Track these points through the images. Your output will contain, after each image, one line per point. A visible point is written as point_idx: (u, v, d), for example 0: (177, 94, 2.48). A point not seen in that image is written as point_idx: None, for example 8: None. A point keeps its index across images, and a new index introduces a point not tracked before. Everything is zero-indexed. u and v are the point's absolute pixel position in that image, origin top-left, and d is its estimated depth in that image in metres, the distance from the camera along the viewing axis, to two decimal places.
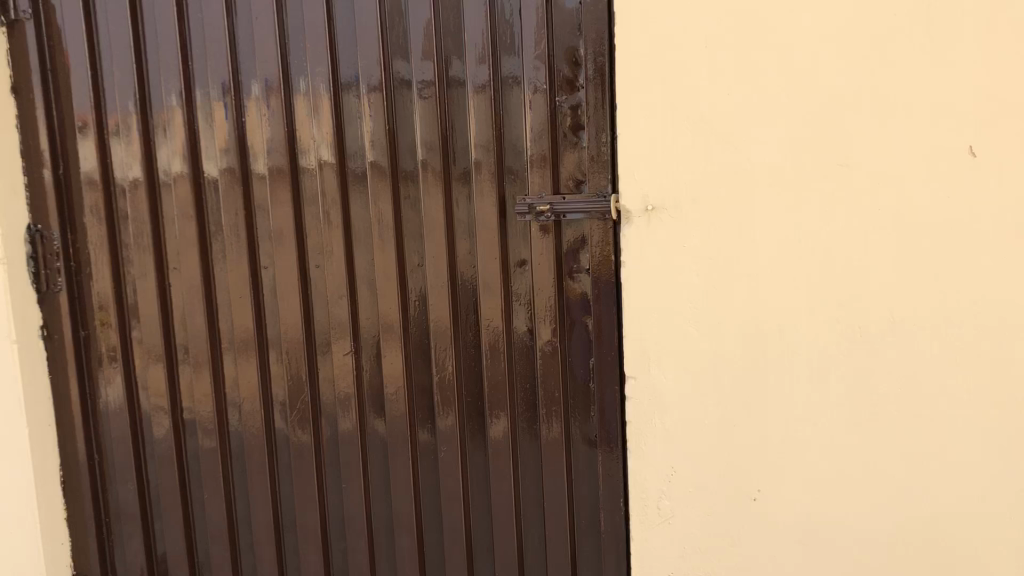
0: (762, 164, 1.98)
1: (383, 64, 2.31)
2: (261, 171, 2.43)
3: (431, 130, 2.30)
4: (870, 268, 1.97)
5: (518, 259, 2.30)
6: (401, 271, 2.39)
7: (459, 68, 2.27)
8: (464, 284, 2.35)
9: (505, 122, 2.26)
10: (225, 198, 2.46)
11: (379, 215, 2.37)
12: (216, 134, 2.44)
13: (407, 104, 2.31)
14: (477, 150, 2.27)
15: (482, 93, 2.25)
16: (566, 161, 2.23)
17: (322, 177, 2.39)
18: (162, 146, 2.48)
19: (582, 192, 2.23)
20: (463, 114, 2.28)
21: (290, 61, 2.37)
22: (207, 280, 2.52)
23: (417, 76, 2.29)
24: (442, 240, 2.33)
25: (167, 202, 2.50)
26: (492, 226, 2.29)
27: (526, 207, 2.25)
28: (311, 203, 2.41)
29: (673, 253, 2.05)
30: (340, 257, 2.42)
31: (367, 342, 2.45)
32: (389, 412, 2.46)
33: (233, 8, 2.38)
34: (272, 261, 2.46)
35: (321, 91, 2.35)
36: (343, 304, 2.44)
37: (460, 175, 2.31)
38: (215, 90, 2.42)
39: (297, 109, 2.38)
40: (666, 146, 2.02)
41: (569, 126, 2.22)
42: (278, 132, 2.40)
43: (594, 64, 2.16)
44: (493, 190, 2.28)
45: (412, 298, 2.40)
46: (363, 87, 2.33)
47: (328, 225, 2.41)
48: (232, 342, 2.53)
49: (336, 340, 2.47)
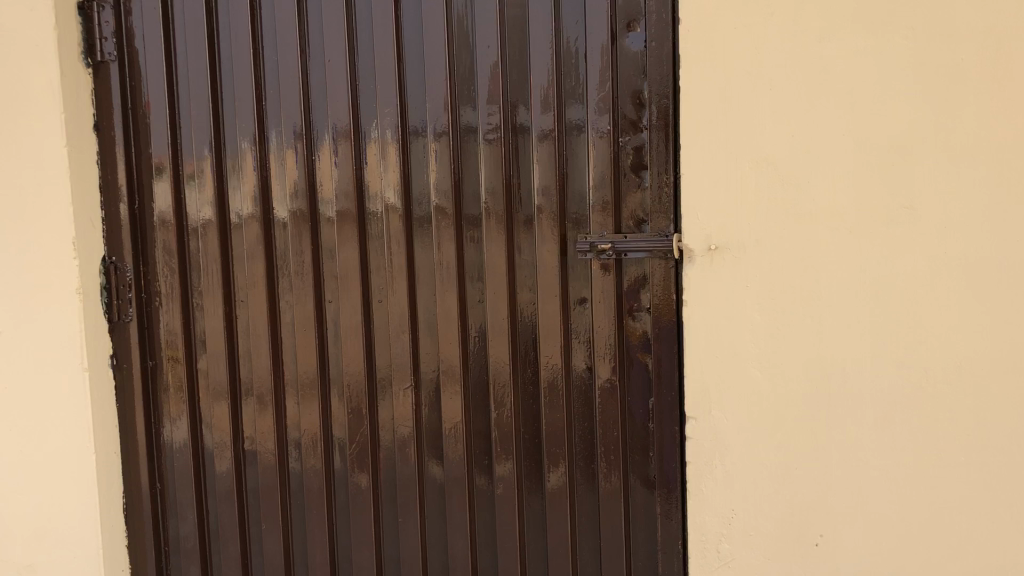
0: (827, 205, 1.98)
1: (451, 110, 2.37)
2: (329, 212, 2.49)
3: (496, 173, 2.35)
4: (937, 311, 1.94)
5: (578, 298, 2.31)
6: (463, 311, 2.42)
7: (524, 115, 2.31)
8: (525, 324, 2.37)
9: (568, 166, 2.29)
10: (293, 238, 2.52)
11: (443, 255, 2.41)
12: (287, 177, 2.52)
13: (473, 149, 2.36)
14: (540, 195, 2.31)
15: (546, 139, 2.29)
16: (628, 201, 2.26)
17: (388, 220, 2.45)
18: (234, 186, 2.56)
19: (644, 231, 2.25)
20: (527, 159, 2.32)
21: (361, 108, 2.45)
22: (273, 316, 2.57)
23: (483, 123, 2.34)
24: (504, 279, 2.35)
25: (237, 240, 2.57)
26: (553, 267, 2.31)
27: (587, 244, 2.27)
28: (376, 244, 2.47)
29: (734, 293, 2.05)
30: (403, 296, 2.45)
31: (429, 381, 2.47)
32: (447, 452, 2.48)
33: (308, 57, 2.47)
34: (336, 299, 2.51)
35: (388, 137, 2.43)
36: (405, 343, 2.47)
37: (523, 221, 2.34)
38: (287, 135, 2.51)
39: (366, 154, 2.45)
40: (728, 185, 2.04)
41: (631, 165, 2.24)
42: (347, 175, 2.47)
43: (658, 105, 2.20)
44: (554, 231, 2.30)
45: (472, 336, 2.43)
46: (430, 134, 2.39)
47: (392, 263, 2.45)
48: (295, 380, 2.57)
49: (396, 379, 2.49)
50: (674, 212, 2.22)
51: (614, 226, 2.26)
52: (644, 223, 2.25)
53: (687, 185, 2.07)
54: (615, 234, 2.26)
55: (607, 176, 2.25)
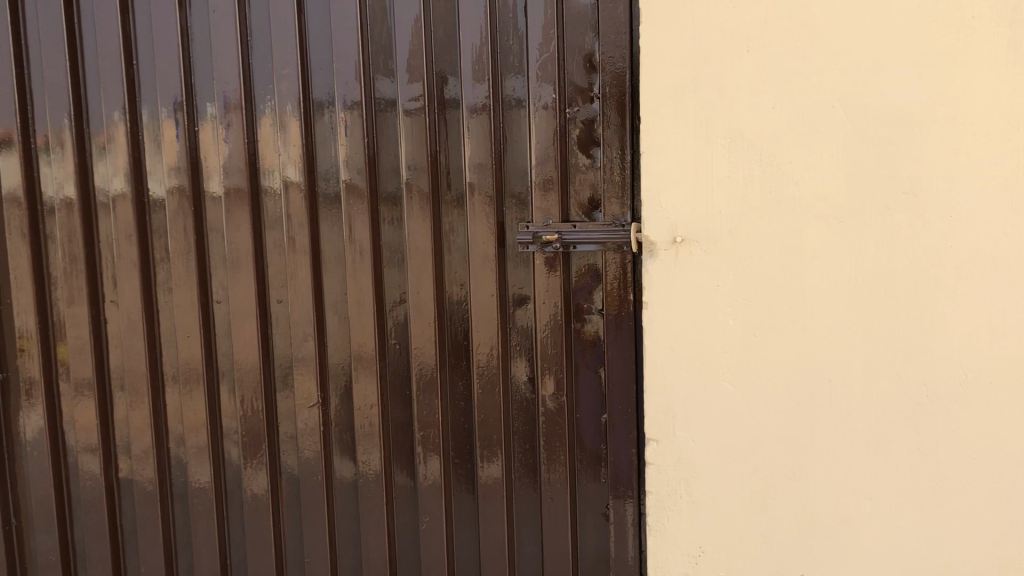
0: (815, 190, 1.68)
1: (362, 80, 1.98)
2: (216, 193, 2.08)
3: (418, 153, 1.97)
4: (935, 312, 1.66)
5: (518, 295, 1.97)
6: (377, 302, 2.03)
7: (453, 89, 1.96)
8: (455, 314, 2.02)
9: (504, 144, 1.94)
10: (173, 220, 2.10)
11: (354, 237, 2.02)
12: (164, 153, 2.09)
13: (391, 126, 1.99)
14: (471, 170, 1.94)
15: (478, 114, 1.93)
16: (577, 182, 1.91)
17: (288, 198, 2.04)
18: (100, 161, 2.12)
19: (596, 220, 1.91)
20: (456, 139, 1.97)
21: (255, 76, 2.04)
22: (150, 309, 2.15)
23: (402, 94, 1.96)
24: (429, 275, 1.98)
25: (105, 223, 2.13)
26: (489, 259, 1.95)
27: (530, 235, 1.91)
28: (271, 225, 2.07)
29: (704, 294, 1.74)
30: (307, 288, 2.06)
31: (338, 372, 2.09)
32: (360, 454, 2.09)
33: (189, 15, 2.05)
34: (225, 290, 2.10)
35: (288, 111, 2.02)
36: (308, 340, 2.07)
37: (453, 198, 1.98)
38: (164, 109, 2.08)
39: (261, 132, 2.04)
40: (699, 167, 1.72)
41: (580, 140, 1.90)
42: (238, 155, 2.05)
43: (612, 70, 1.86)
44: (488, 207, 1.94)
45: (391, 336, 2.06)
46: (338, 108, 2.00)
47: (293, 250, 2.05)
48: (177, 374, 2.15)
49: (299, 378, 2.09)
50: (631, 197, 1.88)
51: (562, 215, 1.92)
52: (598, 209, 1.91)
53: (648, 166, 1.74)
54: (562, 224, 1.91)
55: (551, 155, 1.90)
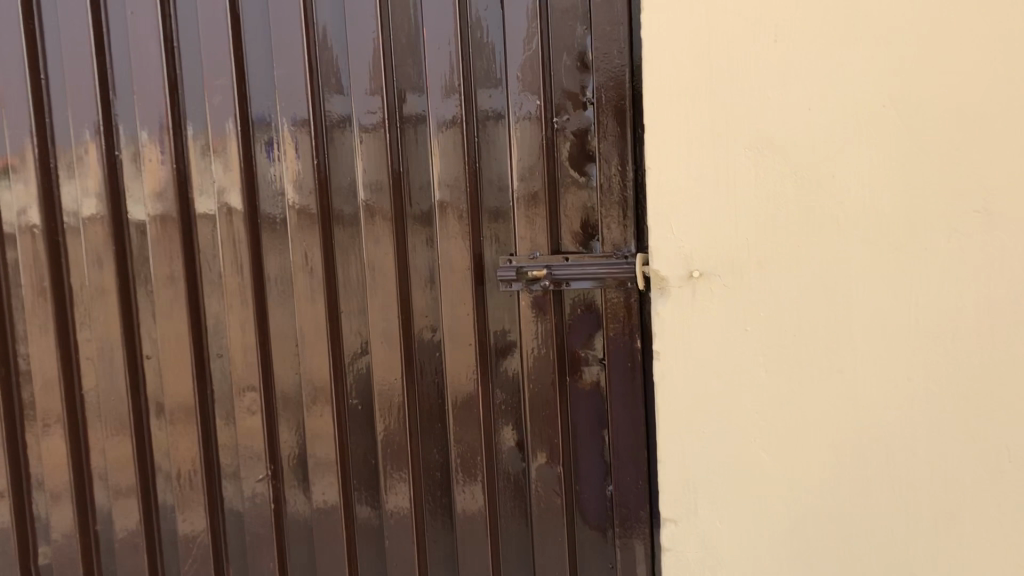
0: (862, 212, 1.36)
1: (310, 94, 1.66)
2: (139, 220, 1.76)
3: (379, 178, 1.65)
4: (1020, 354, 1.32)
5: (502, 342, 1.63)
6: (332, 341, 1.70)
7: (418, 104, 1.64)
8: (424, 350, 1.68)
9: (479, 164, 1.62)
10: (88, 254, 1.78)
11: (304, 268, 1.69)
12: (76, 178, 1.77)
13: (347, 149, 1.67)
14: (441, 189, 1.62)
15: (446, 128, 1.61)
16: (568, 205, 1.58)
17: (223, 225, 1.72)
18: (5, 185, 1.80)
19: (593, 251, 1.58)
20: (424, 162, 1.64)
21: (184, 92, 1.73)
22: (64, 351, 1.82)
23: (357, 109, 1.65)
24: (396, 319, 1.66)
25: (14, 257, 1.81)
26: (467, 301, 1.62)
27: (514, 273, 1.56)
28: (203, 256, 1.75)
29: (728, 340, 1.43)
30: (249, 329, 1.73)
31: (287, 398, 1.75)
32: (315, 483, 1.74)
33: (105, 24, 1.74)
34: (153, 325, 1.78)
35: (224, 135, 1.70)
36: (251, 385, 1.74)
37: (420, 214, 1.65)
38: (75, 127, 1.77)
39: (198, 161, 1.73)
40: (717, 189, 1.41)
41: (572, 156, 1.57)
42: (167, 186, 1.73)
43: (608, 70, 1.52)
44: (462, 232, 1.62)
45: (352, 381, 1.72)
46: (282, 128, 1.68)
47: (232, 287, 1.73)
48: (99, 416, 1.83)
49: (240, 414, 1.75)
50: (632, 221, 1.54)
51: (552, 247, 1.59)
52: (595, 238, 1.58)
53: (654, 189, 1.44)
54: (551, 259, 1.57)
55: (535, 175, 1.57)
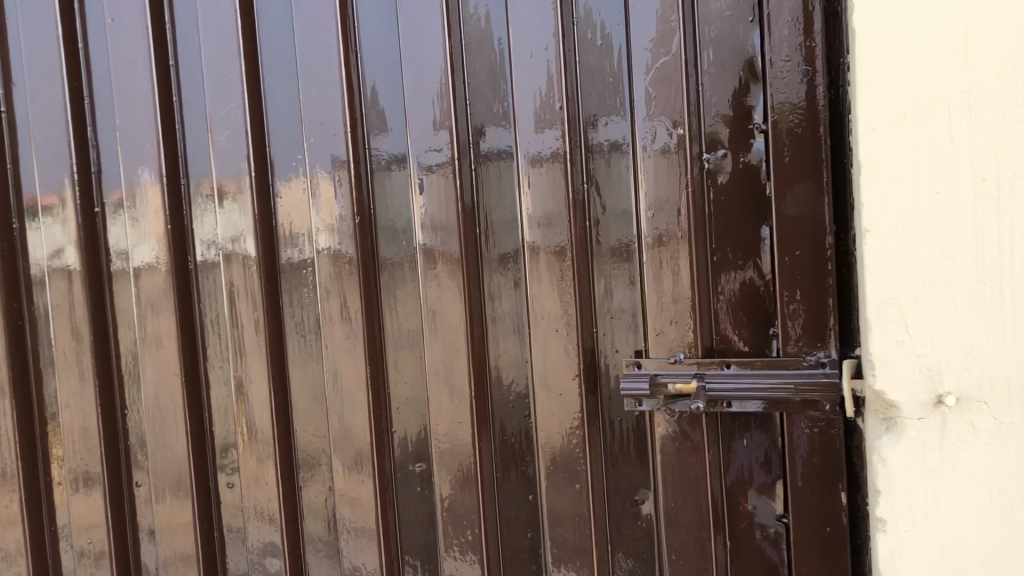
0: (987, 300, 0.88)
1: (349, 129, 1.21)
2: (160, 267, 1.36)
3: (446, 240, 1.17)
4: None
5: (626, 473, 1.12)
6: (378, 439, 1.23)
7: (499, 140, 1.16)
8: (509, 467, 1.18)
9: (592, 221, 1.10)
10: (60, 313, 1.43)
11: (342, 352, 1.24)
12: (50, 223, 1.43)
13: (402, 202, 1.22)
14: (535, 246, 1.12)
15: (538, 170, 1.11)
16: (732, 284, 1.04)
17: (229, 276, 1.32)
18: (35, 228, 1.45)
19: (772, 353, 1.02)
20: (513, 219, 1.16)
21: (185, 116, 1.35)
22: (37, 427, 1.49)
23: (415, 149, 1.18)
24: (471, 432, 1.17)
25: (42, 306, 1.46)
26: (574, 406, 1.12)
27: (647, 389, 1.04)
28: (215, 323, 1.35)
29: (1003, 510, 0.89)
30: (263, 408, 1.31)
31: (313, 463, 1.30)
32: (348, 555, 1.27)
33: (97, 45, 1.40)
34: (163, 399, 1.38)
35: (238, 184, 1.30)
36: (270, 488, 1.32)
37: (499, 268, 1.17)
38: (47, 161, 1.42)
39: (208, 215, 1.34)
40: (981, 265, 0.88)
41: (733, 209, 1.03)
42: (169, 246, 1.35)
43: (792, 80, 0.97)
44: (564, 312, 1.10)
45: (401, 452, 1.24)
46: (312, 173, 1.24)
47: (251, 370, 1.31)
48: (72, 509, 1.47)
49: (253, 504, 1.34)
50: (834, 314, 0.98)
51: (705, 347, 1.04)
52: (774, 336, 1.02)
53: (868, 266, 0.92)
54: (704, 368, 1.03)
55: (680, 240, 1.04)
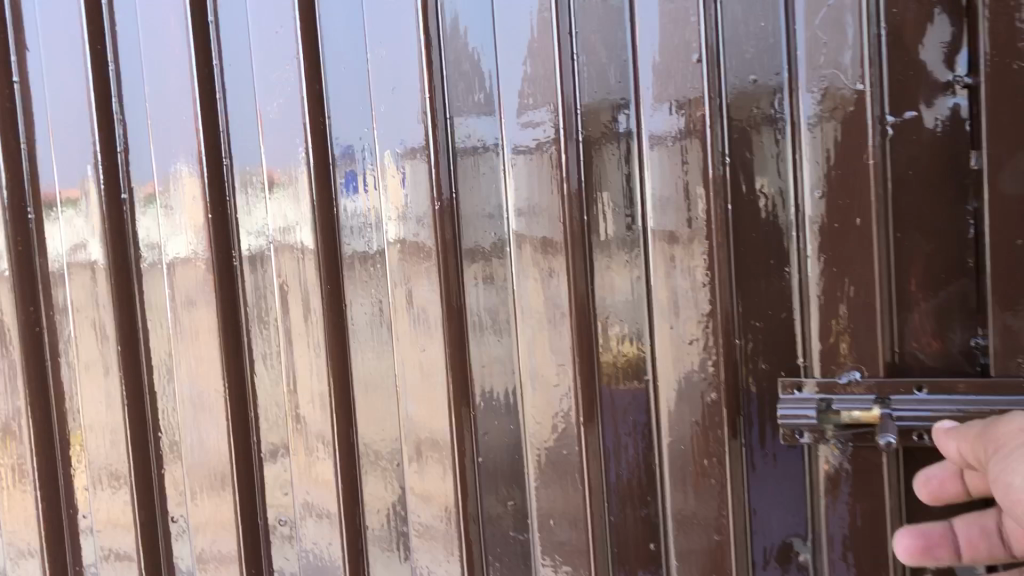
0: None
1: (427, 104, 1.00)
2: (197, 260, 1.15)
3: (545, 233, 0.95)
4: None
5: (774, 514, 0.90)
6: (462, 467, 1.02)
7: (624, 120, 0.93)
8: (625, 507, 0.97)
9: (736, 208, 0.89)
10: (84, 311, 1.24)
11: (418, 369, 1.03)
12: (69, 206, 1.24)
13: (491, 194, 0.99)
14: (663, 235, 0.90)
15: (661, 147, 0.90)
16: (922, 285, 0.82)
17: (279, 267, 1.11)
18: (54, 217, 1.25)
19: (975, 370, 0.81)
20: (634, 212, 0.93)
21: (224, 83, 1.14)
22: (64, 437, 1.30)
23: (507, 126, 0.97)
24: (579, 459, 0.96)
25: (61, 306, 1.26)
26: (711, 430, 0.90)
27: (816, 420, 0.82)
28: (265, 327, 1.14)
29: None
30: (323, 422, 1.11)
31: (382, 492, 1.09)
32: None
33: (124, 7, 1.19)
34: (206, 414, 1.18)
35: (295, 174, 1.09)
36: (332, 521, 1.12)
37: (613, 263, 0.94)
38: (69, 138, 1.23)
39: (257, 205, 1.13)
40: None
41: (927, 187, 0.81)
42: (211, 241, 1.14)
43: (1014, 18, 0.75)
44: (701, 316, 0.89)
45: (492, 483, 1.02)
46: (382, 158, 1.04)
47: (307, 382, 1.11)
48: (103, 531, 1.28)
49: (311, 531, 1.13)
50: None
51: (887, 364, 0.83)
52: (979, 348, 0.81)
53: None
54: (890, 391, 0.81)
55: (857, 231, 0.82)
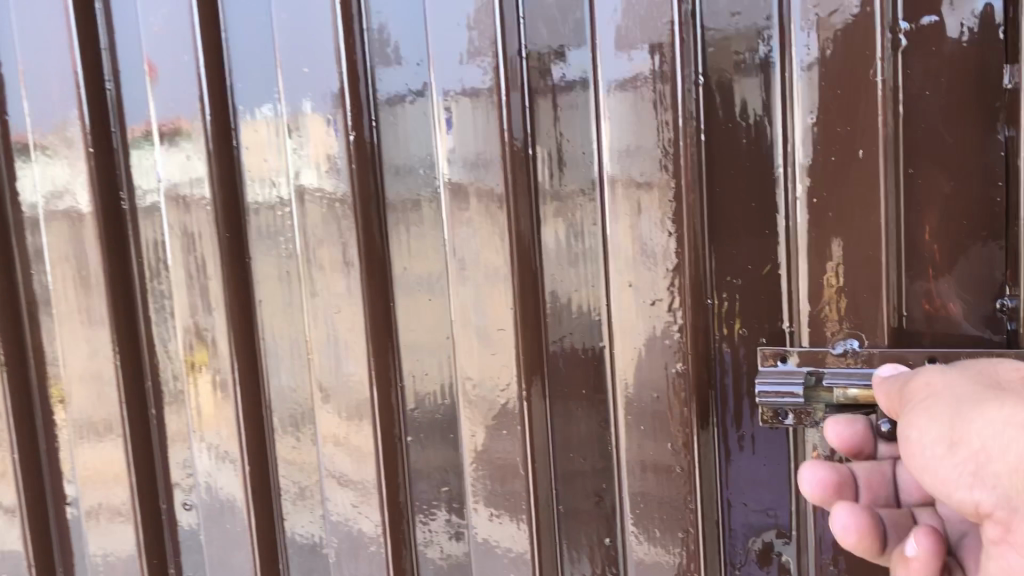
0: None
1: (341, 46, 0.82)
2: (73, 208, 0.94)
3: (493, 193, 0.78)
4: (1018, 475, 0.49)
5: (748, 489, 0.76)
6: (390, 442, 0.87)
7: (571, 65, 0.77)
8: (576, 489, 0.82)
9: (712, 167, 0.73)
10: None
11: (338, 329, 0.86)
12: None
13: (423, 147, 0.83)
14: (625, 174, 0.74)
15: (626, 93, 0.73)
16: (938, 234, 0.66)
17: (173, 211, 0.91)
18: None
19: (998, 337, 0.66)
20: (589, 160, 0.77)
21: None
22: None
23: (435, 52, 0.79)
24: (519, 446, 0.81)
25: None
26: (679, 403, 0.75)
27: (803, 399, 0.67)
28: (162, 290, 0.95)
29: None
30: (227, 394, 0.93)
31: (299, 472, 0.93)
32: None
33: None
34: (85, 390, 0.97)
35: (192, 129, 0.89)
36: (240, 507, 0.94)
37: (561, 207, 0.78)
38: None
39: (142, 163, 0.93)
40: None
41: (946, 113, 0.65)
42: (93, 196, 0.93)
43: None
44: (670, 271, 0.73)
45: (425, 462, 0.88)
46: (291, 112, 0.85)
47: (208, 347, 0.92)
48: None
49: (215, 519, 0.96)
50: None
51: (893, 331, 0.67)
52: (1004, 311, 0.65)
53: None
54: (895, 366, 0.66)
55: (860, 167, 0.66)
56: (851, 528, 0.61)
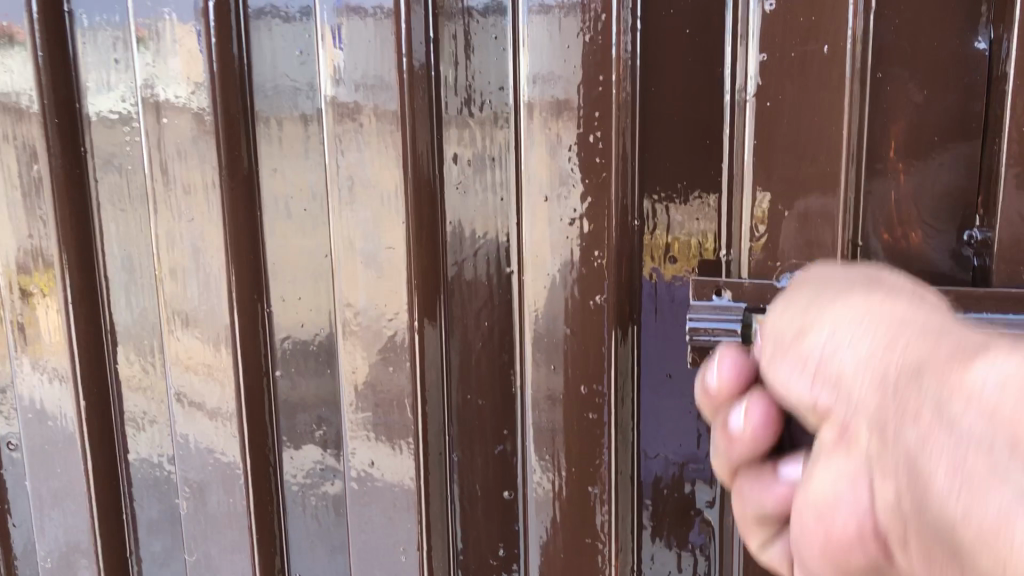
0: None
1: None
2: None
3: (388, 112, 0.65)
4: (863, 367, 0.37)
5: (665, 436, 0.68)
6: (256, 374, 0.74)
7: None
8: (470, 431, 0.71)
9: (646, 78, 0.63)
10: None
11: (192, 239, 0.72)
12: None
13: (292, 47, 0.70)
14: (545, 83, 0.62)
15: (549, 17, 0.61)
16: (904, 151, 0.57)
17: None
18: None
19: (959, 273, 0.57)
20: (502, 48, 0.65)
21: None
22: None
23: None
24: (410, 383, 0.68)
25: None
26: (594, 338, 0.64)
27: (741, 339, 0.57)
28: None
29: None
30: (57, 311, 0.77)
31: (149, 406, 0.80)
32: (201, 520, 0.78)
33: None
34: None
35: (22, 28, 0.72)
36: (73, 443, 0.80)
37: (467, 110, 0.66)
38: None
39: None
40: None
41: (925, 13, 0.56)
42: None
43: None
44: (590, 189, 0.62)
45: (295, 398, 0.75)
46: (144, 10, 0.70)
47: (34, 252, 0.77)
48: None
49: (44, 454, 0.82)
50: None
51: (846, 264, 0.58)
52: (969, 243, 0.57)
53: None
54: None
55: (824, 64, 0.55)
56: (762, 427, 0.47)
